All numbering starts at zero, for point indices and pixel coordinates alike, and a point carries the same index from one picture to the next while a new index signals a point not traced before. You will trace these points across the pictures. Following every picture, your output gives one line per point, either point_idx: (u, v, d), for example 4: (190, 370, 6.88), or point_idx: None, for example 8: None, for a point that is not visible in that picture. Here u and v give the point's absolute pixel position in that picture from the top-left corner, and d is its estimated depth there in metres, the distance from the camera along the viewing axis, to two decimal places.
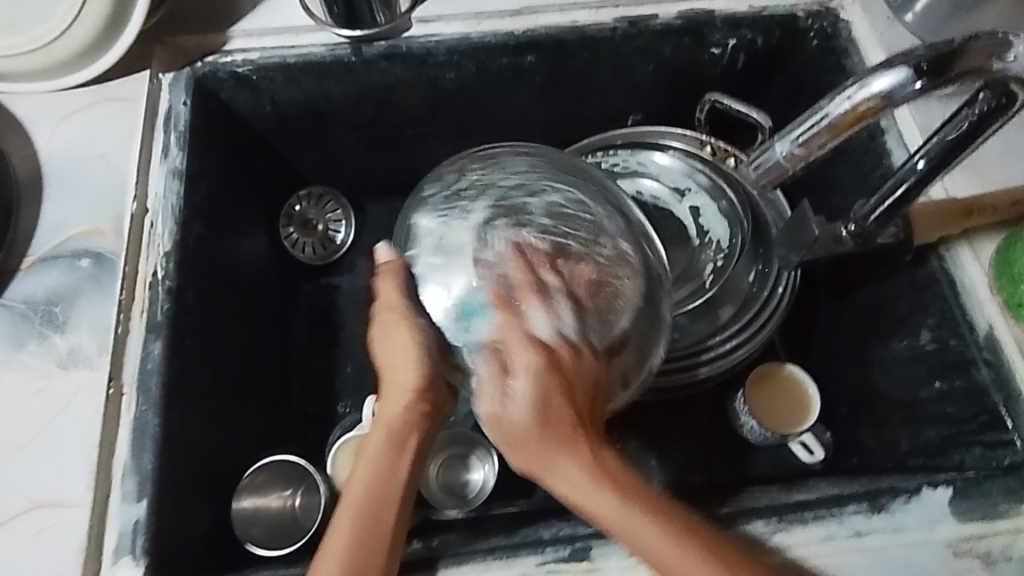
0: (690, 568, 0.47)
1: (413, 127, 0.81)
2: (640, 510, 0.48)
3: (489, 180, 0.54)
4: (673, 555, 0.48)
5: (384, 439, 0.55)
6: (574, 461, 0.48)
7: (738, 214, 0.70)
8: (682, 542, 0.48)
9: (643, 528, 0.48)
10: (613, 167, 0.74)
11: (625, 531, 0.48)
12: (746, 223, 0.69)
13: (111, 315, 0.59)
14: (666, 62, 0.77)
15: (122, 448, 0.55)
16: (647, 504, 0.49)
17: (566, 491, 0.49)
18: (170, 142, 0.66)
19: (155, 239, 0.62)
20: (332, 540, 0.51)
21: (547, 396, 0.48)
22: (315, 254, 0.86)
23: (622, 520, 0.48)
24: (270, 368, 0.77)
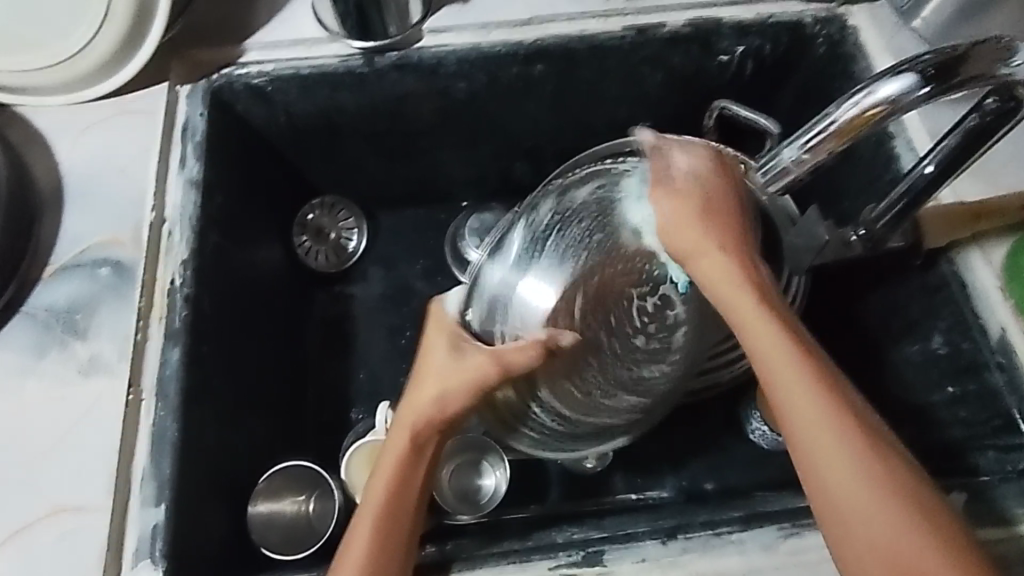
0: (813, 401, 0.46)
1: (424, 136, 0.82)
2: (801, 377, 0.47)
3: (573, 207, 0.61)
4: (785, 357, 0.48)
5: (403, 441, 0.54)
6: (755, 292, 0.49)
7: None
8: (845, 438, 0.46)
9: (781, 355, 0.47)
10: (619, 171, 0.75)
11: (796, 401, 0.47)
12: None
13: (131, 323, 0.60)
14: (674, 70, 0.78)
15: (142, 453, 0.55)
16: (781, 332, 0.48)
17: (744, 324, 0.49)
18: (187, 152, 0.68)
19: (173, 248, 0.63)
20: (352, 548, 0.52)
21: (681, 219, 0.51)
22: (328, 262, 0.88)
23: (813, 406, 0.46)
24: (285, 375, 0.78)
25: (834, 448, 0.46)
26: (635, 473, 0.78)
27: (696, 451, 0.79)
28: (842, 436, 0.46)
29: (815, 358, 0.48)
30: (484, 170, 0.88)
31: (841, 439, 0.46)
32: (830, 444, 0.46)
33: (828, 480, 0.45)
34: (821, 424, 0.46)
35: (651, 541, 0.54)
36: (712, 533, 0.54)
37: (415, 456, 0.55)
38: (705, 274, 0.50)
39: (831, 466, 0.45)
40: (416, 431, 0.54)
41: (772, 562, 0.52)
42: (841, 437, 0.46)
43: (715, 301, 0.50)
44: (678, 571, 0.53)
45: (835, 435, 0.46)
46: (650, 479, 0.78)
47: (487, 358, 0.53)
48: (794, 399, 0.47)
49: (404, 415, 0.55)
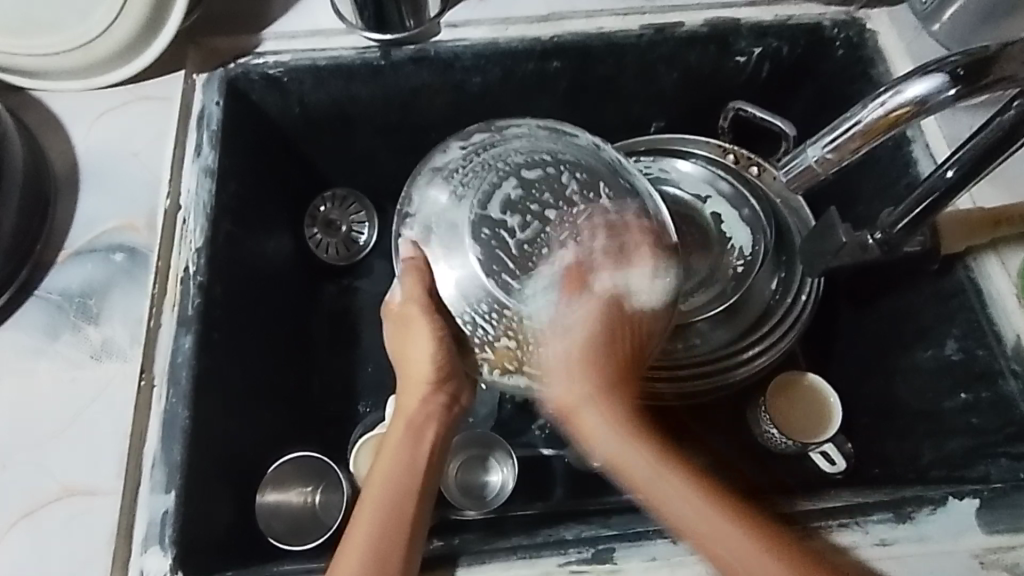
0: (723, 524, 0.51)
1: (437, 130, 0.82)
2: (713, 511, 0.51)
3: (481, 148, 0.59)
4: (653, 473, 0.52)
5: (403, 426, 0.57)
6: (665, 472, 0.52)
7: (760, 221, 0.72)
8: (778, 568, 0.49)
9: (693, 499, 0.51)
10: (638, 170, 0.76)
11: (722, 551, 0.50)
12: (768, 232, 0.72)
13: (143, 309, 0.60)
14: (691, 70, 0.78)
15: (153, 439, 0.55)
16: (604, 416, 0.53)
17: (657, 501, 0.52)
18: (203, 140, 0.68)
19: (187, 235, 0.63)
20: (354, 535, 0.52)
21: (612, 410, 0.53)
22: (338, 255, 0.88)
23: (732, 542, 0.50)
24: (294, 366, 0.78)
25: None
26: None
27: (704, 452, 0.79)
28: (738, 526, 0.51)
29: (708, 492, 0.52)
30: None
31: (720, 521, 0.51)
32: (728, 535, 0.50)
33: (734, 562, 0.50)
34: (712, 519, 0.51)
35: (661, 540, 0.54)
36: None
37: (411, 439, 0.56)
38: (565, 396, 0.53)
39: (733, 550, 0.50)
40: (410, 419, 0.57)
41: None
42: (736, 523, 0.51)
43: (619, 466, 0.53)
44: (686, 570, 0.52)
45: (722, 525, 0.51)
46: None
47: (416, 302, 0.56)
48: (719, 537, 0.50)
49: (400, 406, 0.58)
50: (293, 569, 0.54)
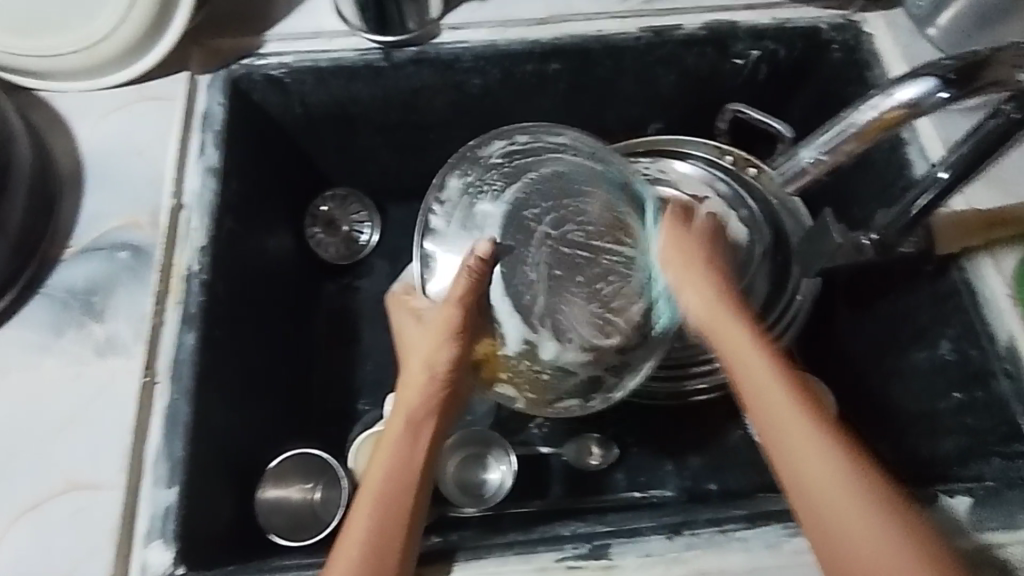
0: (831, 458, 0.48)
1: (438, 131, 0.83)
2: (828, 451, 0.49)
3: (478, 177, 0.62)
4: (778, 398, 0.51)
5: (403, 423, 0.56)
6: (791, 400, 0.51)
7: (758, 222, 0.73)
8: (884, 521, 0.46)
9: (818, 439, 0.49)
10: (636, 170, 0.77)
11: (821, 483, 0.48)
12: (765, 232, 0.73)
13: (147, 306, 0.60)
14: (689, 72, 0.79)
15: (156, 434, 0.56)
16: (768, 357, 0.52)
17: (772, 431, 0.50)
18: (206, 140, 0.69)
19: (190, 233, 0.64)
20: (350, 531, 0.52)
21: (719, 317, 0.54)
22: (338, 254, 0.89)
23: (834, 478, 0.48)
24: (295, 364, 0.78)
25: (863, 527, 0.46)
26: (640, 473, 0.81)
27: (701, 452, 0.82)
28: (825, 457, 0.48)
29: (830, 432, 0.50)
30: None
31: (834, 459, 0.48)
32: (818, 460, 0.48)
33: (804, 481, 0.48)
34: (802, 442, 0.49)
35: (657, 536, 0.54)
36: (718, 530, 0.54)
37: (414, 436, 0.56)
38: (699, 306, 0.55)
39: (812, 474, 0.48)
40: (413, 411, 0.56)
41: (776, 560, 0.53)
42: (823, 457, 0.48)
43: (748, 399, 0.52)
44: (681, 567, 0.53)
45: (825, 459, 0.48)
46: (653, 477, 0.81)
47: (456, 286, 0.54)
48: (822, 474, 0.48)
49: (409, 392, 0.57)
50: (293, 564, 0.54)
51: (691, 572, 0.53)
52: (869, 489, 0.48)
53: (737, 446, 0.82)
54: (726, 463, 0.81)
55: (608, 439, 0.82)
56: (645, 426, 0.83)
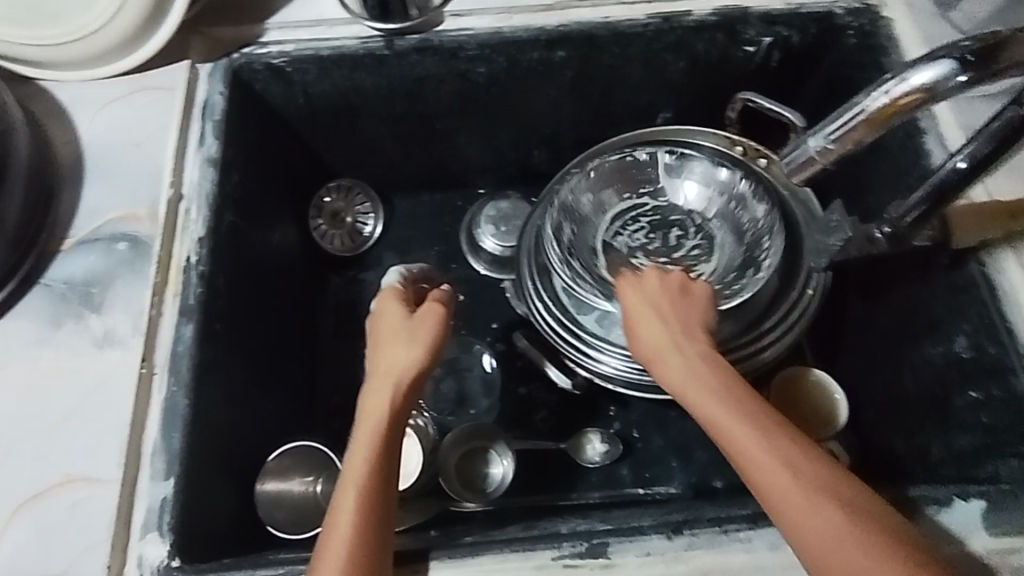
0: (749, 427, 0.48)
1: (441, 121, 0.83)
2: (750, 422, 0.48)
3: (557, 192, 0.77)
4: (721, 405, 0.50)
5: (373, 424, 0.52)
6: (689, 367, 0.52)
7: (769, 212, 0.72)
8: (808, 489, 0.45)
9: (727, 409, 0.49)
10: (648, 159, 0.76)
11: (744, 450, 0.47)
12: (777, 221, 0.71)
13: (145, 299, 0.60)
14: (698, 59, 0.77)
15: (153, 426, 0.56)
16: (671, 349, 0.54)
17: (697, 402, 0.51)
18: (207, 130, 0.68)
19: (189, 224, 0.64)
20: (336, 526, 0.49)
21: (640, 307, 0.57)
22: (343, 246, 0.89)
23: (749, 444, 0.47)
24: (297, 357, 0.78)
25: (788, 489, 0.45)
26: (643, 468, 0.80)
27: (708, 448, 0.80)
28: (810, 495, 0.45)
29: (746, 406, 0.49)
30: (502, 157, 0.89)
31: (750, 426, 0.48)
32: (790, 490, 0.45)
33: (788, 510, 0.45)
34: (782, 480, 0.46)
35: (657, 535, 0.53)
36: (720, 530, 0.53)
37: (377, 431, 0.52)
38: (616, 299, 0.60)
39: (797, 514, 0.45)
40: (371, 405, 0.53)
41: (779, 560, 0.51)
42: (807, 493, 0.45)
43: (658, 368, 0.54)
44: (683, 566, 0.52)
45: (742, 424, 0.48)
46: (658, 473, 0.80)
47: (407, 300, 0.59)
48: (743, 442, 0.47)
49: (374, 388, 0.54)
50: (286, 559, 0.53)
51: (693, 572, 0.52)
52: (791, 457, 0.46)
53: None
54: None
55: (615, 436, 0.81)
56: (650, 421, 0.82)
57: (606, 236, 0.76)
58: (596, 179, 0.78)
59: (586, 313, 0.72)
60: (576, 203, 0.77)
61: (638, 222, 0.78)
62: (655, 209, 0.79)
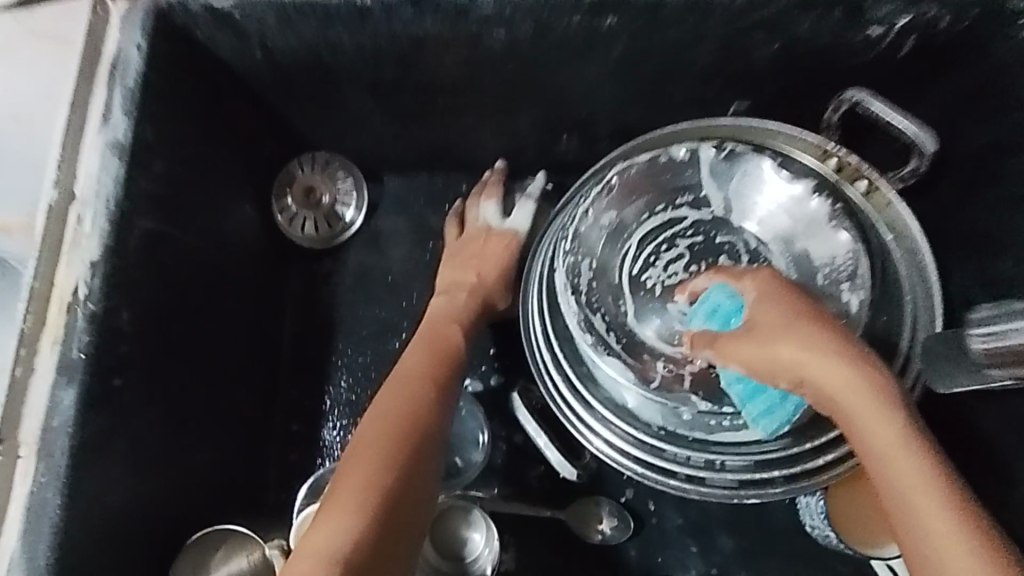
0: (936, 486, 0.41)
1: (445, 95, 0.63)
2: (935, 481, 0.41)
3: (575, 210, 0.61)
4: (907, 453, 0.42)
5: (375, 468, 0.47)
6: (879, 403, 0.42)
7: (859, 259, 0.57)
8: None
9: (912, 458, 0.41)
10: (708, 164, 0.60)
11: (925, 511, 0.40)
12: (868, 275, 0.56)
13: (14, 350, 0.45)
14: (802, 42, 0.56)
15: (13, 530, 0.42)
16: (847, 377, 0.43)
17: (878, 445, 0.42)
18: (114, 101, 0.50)
19: (81, 242, 0.47)
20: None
21: (798, 325, 0.45)
22: (317, 232, 0.71)
23: (930, 509, 0.40)
24: (247, 382, 0.63)
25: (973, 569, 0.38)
26: (654, 550, 0.66)
27: (737, 532, 0.66)
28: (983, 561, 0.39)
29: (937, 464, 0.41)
30: (523, 140, 0.69)
31: (934, 488, 0.41)
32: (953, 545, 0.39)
33: None
34: (948, 527, 0.40)
35: None
36: None
37: (383, 475, 0.47)
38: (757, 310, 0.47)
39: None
40: (402, 397, 0.53)
41: None
42: (979, 557, 0.39)
43: (829, 395, 0.44)
44: None
45: (927, 479, 0.41)
46: (672, 557, 0.66)
47: (442, 301, 0.64)
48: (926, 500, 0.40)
49: (382, 428, 0.50)
50: None
51: None
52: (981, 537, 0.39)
53: (781, 530, 0.66)
54: (762, 547, 0.66)
55: (623, 509, 0.66)
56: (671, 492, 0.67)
57: (634, 269, 0.61)
58: (620, 190, 0.61)
59: (604, 373, 0.58)
60: (592, 233, 0.61)
61: (674, 247, 0.61)
62: (698, 226, 0.62)
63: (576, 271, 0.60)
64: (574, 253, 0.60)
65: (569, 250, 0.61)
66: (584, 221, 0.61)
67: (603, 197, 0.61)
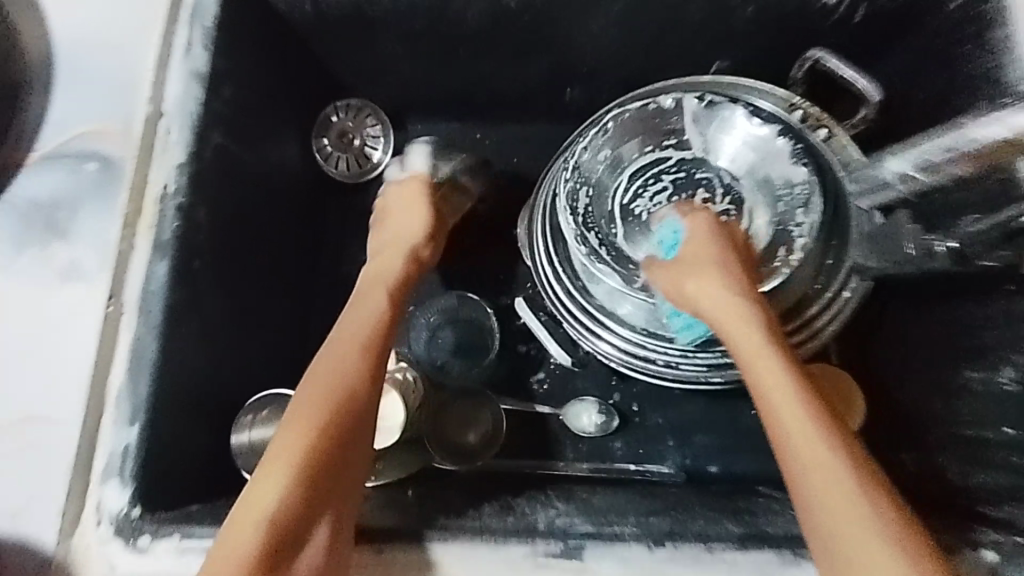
0: (808, 405, 0.48)
1: (467, 45, 0.73)
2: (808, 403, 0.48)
3: (575, 148, 0.71)
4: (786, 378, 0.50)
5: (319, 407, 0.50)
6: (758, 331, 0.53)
7: (813, 190, 0.65)
8: (850, 480, 0.45)
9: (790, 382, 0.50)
10: (689, 110, 0.70)
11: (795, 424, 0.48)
12: (824, 202, 0.65)
13: (114, 233, 0.54)
14: (770, 4, 0.67)
15: (118, 372, 0.52)
16: (738, 307, 0.55)
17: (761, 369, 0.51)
18: (193, 37, 0.60)
19: (168, 147, 0.57)
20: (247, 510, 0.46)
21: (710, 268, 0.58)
22: (349, 171, 0.81)
23: (802, 421, 0.47)
24: (290, 290, 0.74)
25: (831, 470, 0.45)
26: (638, 444, 0.77)
27: (709, 432, 0.77)
28: (842, 465, 0.45)
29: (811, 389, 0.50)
30: (532, 92, 0.79)
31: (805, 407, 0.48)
32: (827, 467, 0.45)
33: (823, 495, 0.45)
34: (815, 438, 0.46)
35: (637, 543, 0.51)
36: (705, 547, 0.50)
37: (326, 418, 0.49)
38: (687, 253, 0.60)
39: (819, 478, 0.45)
40: (350, 338, 0.55)
41: None
42: (839, 461, 0.45)
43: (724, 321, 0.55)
44: None
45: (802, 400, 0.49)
46: (653, 451, 0.77)
47: (394, 249, 0.63)
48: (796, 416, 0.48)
49: (318, 381, 0.51)
50: None
51: None
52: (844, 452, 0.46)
53: (750, 429, 0.76)
54: (732, 443, 0.76)
55: (611, 409, 0.77)
56: (652, 398, 0.78)
57: (625, 199, 0.71)
58: (614, 132, 0.71)
59: (596, 284, 0.68)
60: (591, 166, 0.71)
61: (659, 182, 0.72)
62: (681, 164, 0.71)
63: (575, 197, 0.70)
64: (574, 182, 0.70)
65: (569, 179, 0.70)
66: (582, 156, 0.71)
67: (599, 136, 0.71)
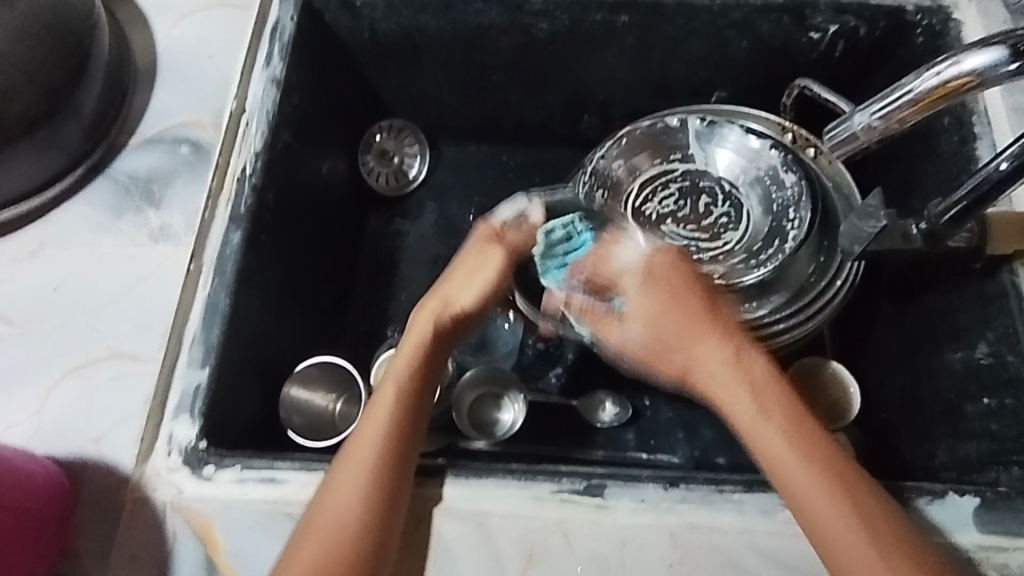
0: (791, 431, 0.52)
1: (499, 73, 0.84)
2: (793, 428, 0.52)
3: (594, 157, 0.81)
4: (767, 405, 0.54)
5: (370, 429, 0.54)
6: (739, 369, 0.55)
7: (803, 195, 0.73)
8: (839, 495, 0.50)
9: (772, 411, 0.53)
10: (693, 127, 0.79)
11: (784, 451, 0.52)
12: (813, 204, 0.73)
13: (200, 202, 0.63)
14: (761, 40, 0.78)
15: (194, 319, 0.59)
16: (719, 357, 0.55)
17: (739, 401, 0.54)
18: (273, 51, 0.71)
19: (248, 137, 0.67)
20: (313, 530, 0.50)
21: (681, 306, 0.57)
22: (388, 184, 0.91)
23: (790, 447, 0.52)
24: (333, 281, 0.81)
25: (817, 488, 0.50)
26: (650, 435, 0.82)
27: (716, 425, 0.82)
28: (826, 481, 0.50)
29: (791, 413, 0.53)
30: (554, 118, 0.90)
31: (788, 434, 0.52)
32: (819, 486, 0.50)
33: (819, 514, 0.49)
34: (801, 461, 0.51)
35: (653, 484, 0.55)
36: (715, 489, 0.55)
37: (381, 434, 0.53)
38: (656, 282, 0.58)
39: (812, 497, 0.50)
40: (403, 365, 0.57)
41: (766, 527, 0.53)
42: (822, 478, 0.50)
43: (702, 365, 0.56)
44: (674, 518, 0.54)
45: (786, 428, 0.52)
46: (663, 442, 0.82)
47: (433, 305, 0.59)
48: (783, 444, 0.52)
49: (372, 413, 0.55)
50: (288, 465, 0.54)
51: (682, 524, 0.54)
52: (829, 470, 0.51)
53: None
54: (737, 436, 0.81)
55: (625, 401, 0.83)
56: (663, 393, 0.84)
57: (636, 203, 0.79)
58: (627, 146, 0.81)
59: None
60: (607, 171, 0.80)
61: (668, 190, 0.80)
62: (686, 175, 0.81)
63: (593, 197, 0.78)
64: (592, 185, 0.79)
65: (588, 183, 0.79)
66: (600, 164, 0.80)
67: (615, 148, 0.80)
